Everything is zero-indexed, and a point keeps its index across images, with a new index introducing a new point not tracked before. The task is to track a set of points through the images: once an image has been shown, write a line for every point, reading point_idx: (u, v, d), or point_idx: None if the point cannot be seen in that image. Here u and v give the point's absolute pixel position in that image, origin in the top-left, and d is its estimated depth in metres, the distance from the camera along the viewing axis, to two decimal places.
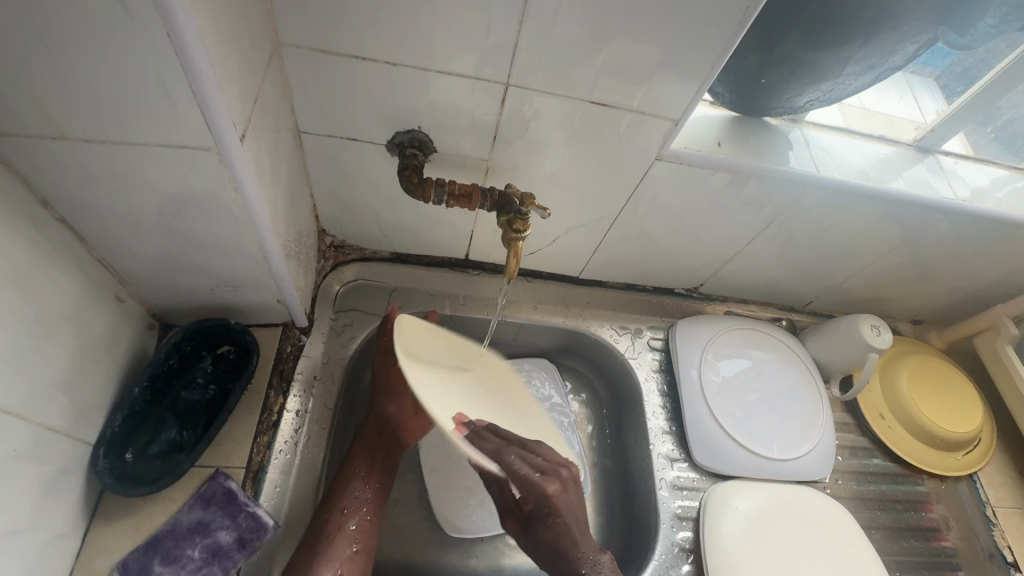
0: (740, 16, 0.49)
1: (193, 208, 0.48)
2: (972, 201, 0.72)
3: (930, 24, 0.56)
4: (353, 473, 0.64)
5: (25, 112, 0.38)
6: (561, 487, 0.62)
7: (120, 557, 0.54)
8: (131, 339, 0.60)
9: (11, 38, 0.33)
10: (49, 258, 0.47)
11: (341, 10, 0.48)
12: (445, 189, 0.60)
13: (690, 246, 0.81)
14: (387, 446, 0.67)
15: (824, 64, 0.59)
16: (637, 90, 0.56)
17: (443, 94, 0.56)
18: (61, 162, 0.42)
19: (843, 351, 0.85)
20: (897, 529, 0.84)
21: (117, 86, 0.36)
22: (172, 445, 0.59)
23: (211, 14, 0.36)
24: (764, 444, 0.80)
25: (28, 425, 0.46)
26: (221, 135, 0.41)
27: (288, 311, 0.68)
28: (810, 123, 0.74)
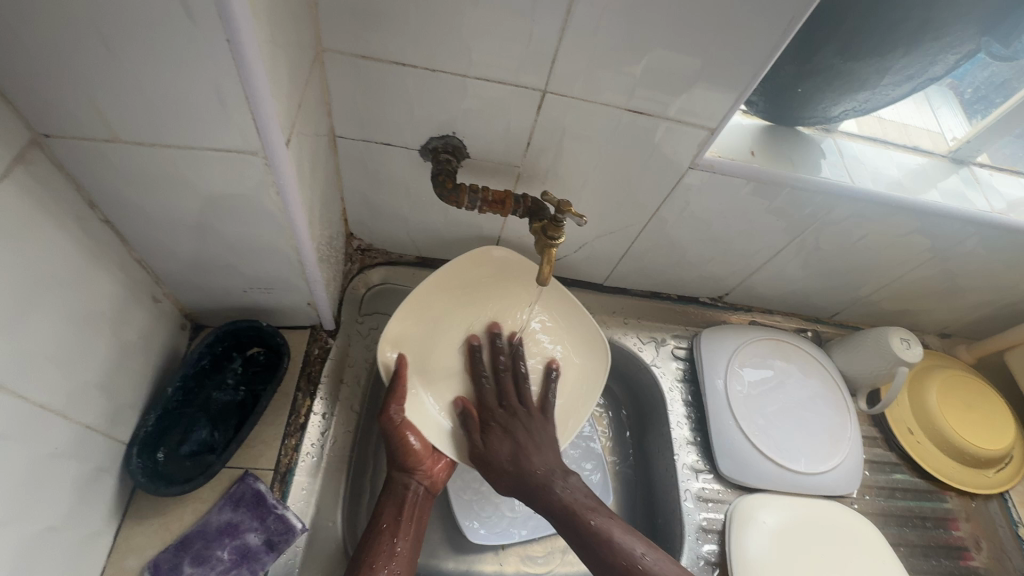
0: (784, 27, 0.49)
1: (235, 210, 0.48)
2: (1007, 213, 0.71)
3: (974, 34, 0.56)
4: (380, 529, 0.61)
5: (81, 114, 0.38)
6: (512, 406, 0.69)
7: (151, 556, 0.55)
8: (164, 339, 0.60)
9: (76, 43, 0.33)
10: (94, 258, 0.47)
11: (385, 16, 0.49)
12: (478, 196, 0.60)
13: (718, 255, 0.80)
14: (416, 498, 0.64)
15: (864, 74, 0.59)
16: (675, 98, 0.55)
17: (480, 99, 0.56)
18: (111, 164, 0.43)
19: (871, 363, 0.83)
20: (925, 547, 0.82)
21: (172, 89, 0.37)
22: (203, 445, 0.60)
23: (267, 19, 0.36)
24: (791, 457, 0.79)
25: (68, 424, 0.47)
26: (270, 141, 0.41)
27: (317, 314, 0.68)
28: (843, 133, 0.73)
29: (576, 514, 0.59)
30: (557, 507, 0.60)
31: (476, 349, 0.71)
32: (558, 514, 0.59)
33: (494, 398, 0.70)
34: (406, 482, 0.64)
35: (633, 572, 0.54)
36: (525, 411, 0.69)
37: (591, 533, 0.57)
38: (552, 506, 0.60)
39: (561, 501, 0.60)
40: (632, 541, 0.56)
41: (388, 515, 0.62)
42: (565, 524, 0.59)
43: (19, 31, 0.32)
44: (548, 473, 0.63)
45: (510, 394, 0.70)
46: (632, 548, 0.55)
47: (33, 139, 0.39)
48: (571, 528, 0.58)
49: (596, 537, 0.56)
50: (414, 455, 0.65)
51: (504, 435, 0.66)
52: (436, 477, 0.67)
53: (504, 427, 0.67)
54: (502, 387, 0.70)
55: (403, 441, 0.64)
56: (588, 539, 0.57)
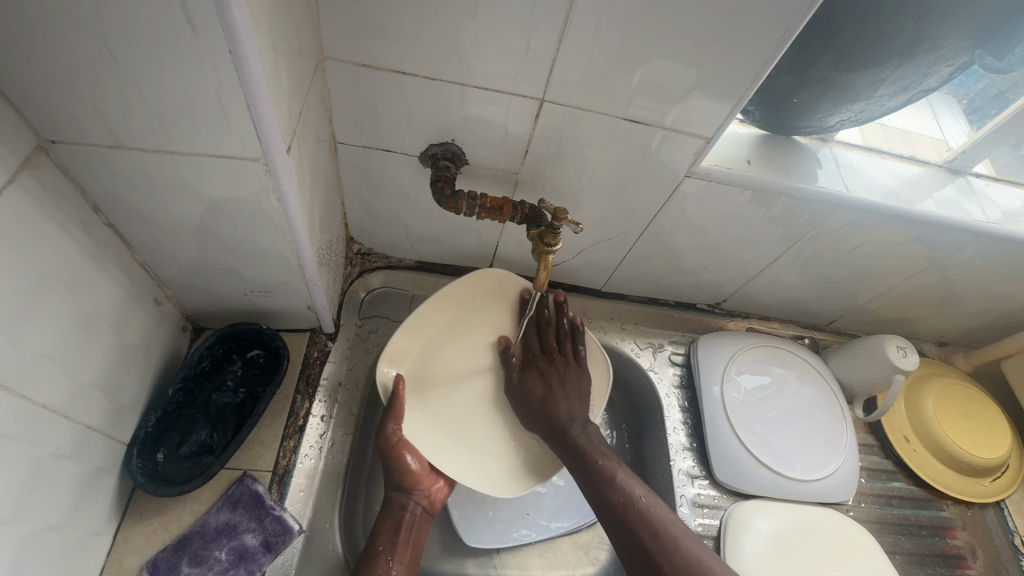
0: (779, 38, 0.50)
1: (236, 215, 0.49)
2: (1002, 223, 0.71)
3: (967, 46, 0.56)
4: (376, 550, 0.61)
5: (86, 121, 0.39)
6: (553, 355, 0.72)
7: (149, 556, 0.55)
8: (166, 341, 0.61)
9: (82, 53, 0.34)
10: (97, 261, 0.48)
11: (385, 26, 0.50)
12: (476, 202, 0.61)
13: (715, 262, 0.81)
14: (413, 519, 0.64)
15: (858, 85, 0.59)
16: (671, 107, 0.56)
17: (479, 107, 0.57)
18: (116, 170, 0.43)
19: (867, 371, 0.84)
20: (921, 555, 0.82)
21: (176, 98, 0.38)
22: (203, 446, 0.60)
23: (268, 29, 0.37)
24: (787, 464, 0.79)
25: (70, 424, 0.47)
26: (271, 148, 0.42)
27: (317, 318, 0.69)
28: (840, 142, 0.73)
29: (590, 453, 0.64)
30: (573, 444, 0.65)
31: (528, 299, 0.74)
32: (573, 451, 0.65)
33: (537, 343, 0.73)
34: (404, 502, 0.65)
35: (629, 509, 0.59)
36: (565, 358, 0.72)
37: (600, 473, 0.62)
38: (568, 443, 0.65)
39: (578, 440, 0.65)
40: (635, 486, 0.61)
41: (386, 537, 0.62)
42: (580, 460, 0.64)
43: (28, 41, 0.33)
44: (573, 413, 0.68)
45: (551, 342, 0.73)
46: (633, 492, 0.60)
47: (40, 146, 0.40)
48: (581, 463, 0.63)
49: (604, 476, 0.62)
50: (412, 474, 0.65)
51: (540, 376, 0.71)
52: (435, 496, 0.67)
53: (541, 371, 0.71)
54: (545, 337, 0.74)
55: (402, 461, 0.65)
56: (594, 477, 0.62)
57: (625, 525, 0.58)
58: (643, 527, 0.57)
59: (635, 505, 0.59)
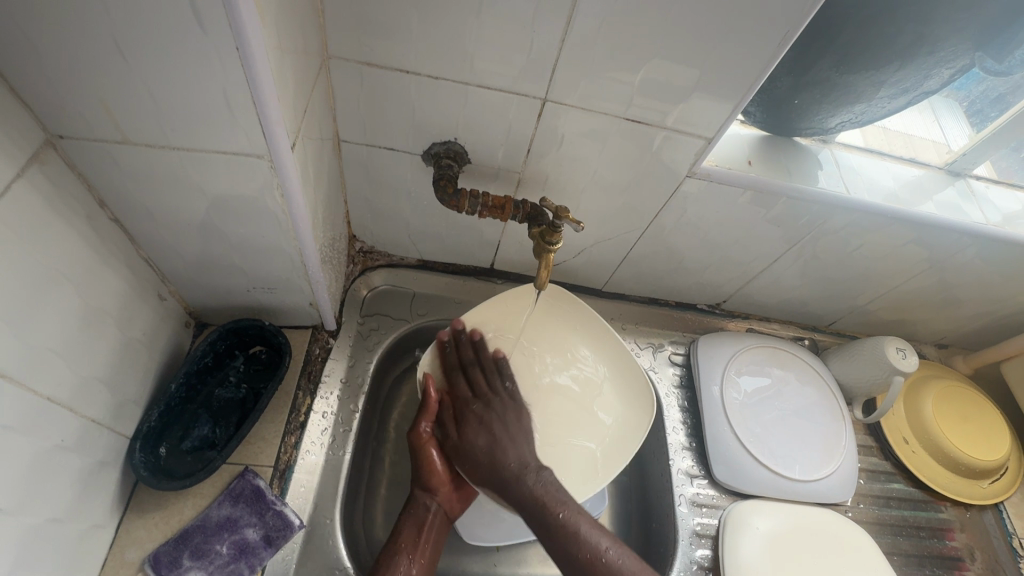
0: (779, 39, 0.50)
1: (240, 212, 0.50)
2: (1002, 225, 0.72)
3: (967, 49, 0.57)
4: (397, 547, 0.62)
5: (94, 117, 0.40)
6: (486, 396, 0.71)
7: (152, 549, 0.56)
8: (169, 336, 0.61)
9: (90, 49, 0.35)
10: (102, 255, 0.49)
11: (389, 25, 0.50)
12: (479, 200, 0.61)
13: (715, 262, 0.81)
14: (433, 521, 0.66)
15: (859, 86, 0.60)
16: (672, 108, 0.57)
17: (482, 106, 0.58)
18: (122, 165, 0.44)
19: (866, 372, 0.84)
20: (920, 556, 0.82)
21: (182, 94, 0.38)
22: (204, 441, 0.60)
23: (274, 27, 0.37)
24: (786, 464, 0.79)
25: (74, 417, 0.48)
26: (276, 145, 0.42)
27: (319, 314, 0.69)
28: (840, 144, 0.74)
29: (545, 506, 0.62)
30: (526, 503, 0.63)
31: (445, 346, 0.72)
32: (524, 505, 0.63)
33: (467, 388, 0.71)
34: (427, 503, 0.67)
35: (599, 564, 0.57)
36: (499, 399, 0.71)
37: (555, 527, 0.60)
38: (519, 499, 0.63)
39: (533, 492, 0.63)
40: (599, 536, 0.60)
41: (408, 534, 0.64)
42: (534, 522, 0.62)
43: (39, 38, 0.34)
44: (518, 462, 0.66)
45: (480, 386, 0.71)
46: (597, 545, 0.59)
47: (48, 141, 0.41)
48: (536, 519, 0.62)
49: (561, 531, 0.60)
50: (436, 474, 0.68)
51: (480, 426, 0.69)
52: (457, 501, 0.69)
53: (479, 419, 0.69)
54: (471, 379, 0.72)
55: (426, 456, 0.69)
56: (555, 531, 0.60)
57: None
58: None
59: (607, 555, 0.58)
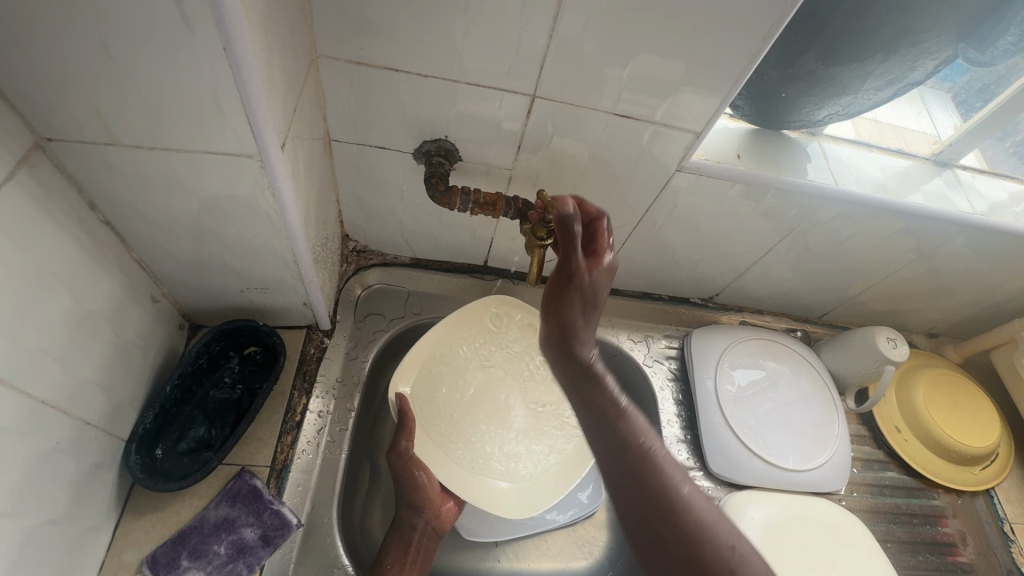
0: (765, 33, 0.50)
1: (230, 212, 0.50)
2: (989, 215, 0.73)
3: (950, 40, 0.57)
4: (385, 567, 0.62)
5: (83, 118, 0.40)
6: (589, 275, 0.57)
7: (149, 551, 0.56)
8: (162, 338, 0.61)
9: (74, 49, 0.35)
10: (94, 258, 0.49)
11: (376, 23, 0.50)
12: (470, 197, 0.62)
13: (706, 256, 0.82)
14: (421, 540, 0.66)
15: (845, 79, 0.60)
16: (660, 102, 0.57)
17: (471, 104, 0.58)
18: (111, 167, 0.44)
19: (859, 363, 0.84)
20: (913, 543, 0.83)
21: (170, 94, 0.38)
22: (201, 443, 0.61)
23: (261, 26, 0.38)
24: (780, 455, 0.80)
25: (69, 419, 0.48)
26: (265, 147, 0.43)
27: (313, 314, 0.69)
28: (828, 135, 0.74)
29: (630, 422, 0.53)
30: (613, 429, 0.52)
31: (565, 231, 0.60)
32: (587, 379, 0.54)
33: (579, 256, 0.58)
34: (413, 521, 0.67)
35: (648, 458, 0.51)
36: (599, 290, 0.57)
37: (638, 452, 0.51)
38: (597, 400, 0.54)
39: (626, 416, 0.53)
40: (655, 441, 0.52)
41: (395, 555, 0.64)
42: (623, 448, 0.51)
43: (24, 38, 0.34)
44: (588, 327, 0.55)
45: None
46: (650, 444, 0.52)
47: (36, 143, 0.41)
48: (614, 436, 0.52)
49: (642, 457, 0.51)
50: (424, 493, 0.68)
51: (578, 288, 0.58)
52: (443, 518, 0.69)
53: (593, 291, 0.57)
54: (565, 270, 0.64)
55: (413, 477, 0.67)
56: (610, 411, 0.53)
57: (642, 476, 0.50)
58: (658, 482, 0.50)
59: (657, 453, 0.51)
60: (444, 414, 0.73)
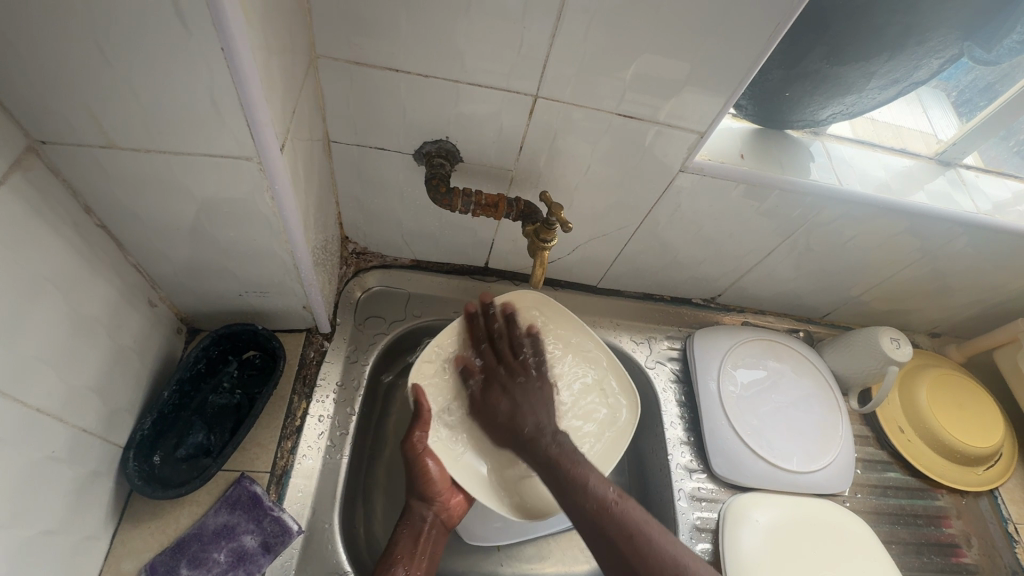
0: (771, 32, 0.50)
1: (229, 215, 0.49)
2: (993, 214, 0.72)
3: (956, 39, 0.57)
4: (395, 559, 0.61)
5: (78, 120, 0.39)
6: (511, 364, 0.69)
7: (147, 559, 0.55)
8: (160, 343, 0.61)
9: (68, 50, 0.34)
10: (90, 263, 0.48)
11: (376, 23, 0.49)
12: (472, 199, 0.61)
13: (709, 256, 0.81)
14: (430, 531, 0.65)
15: (850, 79, 0.60)
16: (664, 102, 0.56)
17: (473, 105, 0.57)
18: (107, 170, 0.43)
19: (862, 363, 0.84)
20: (917, 543, 0.83)
21: (167, 96, 0.38)
22: (199, 449, 0.60)
23: (260, 26, 0.37)
24: (783, 457, 0.79)
25: (66, 427, 0.47)
26: (265, 149, 0.42)
27: (313, 318, 0.68)
28: (831, 135, 0.74)
29: (583, 483, 0.59)
30: (564, 477, 0.60)
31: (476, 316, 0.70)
32: (552, 475, 0.60)
33: (494, 356, 0.70)
34: (423, 512, 0.65)
35: (602, 512, 0.56)
36: (523, 369, 0.69)
37: (593, 509, 0.57)
38: (554, 470, 0.61)
39: (575, 477, 0.59)
40: (606, 488, 0.59)
41: (404, 546, 0.63)
42: (579, 511, 0.57)
43: (16, 39, 0.33)
44: (547, 436, 0.64)
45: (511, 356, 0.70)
46: (597, 485, 0.59)
47: (30, 146, 0.40)
48: (573, 503, 0.58)
49: (598, 513, 0.56)
50: (434, 485, 0.66)
51: (503, 393, 0.67)
52: (453, 511, 0.67)
53: (503, 385, 0.68)
54: (501, 349, 0.70)
55: (423, 468, 0.66)
56: (563, 483, 0.59)
57: (597, 523, 0.56)
58: (597, 500, 0.57)
59: (613, 503, 0.57)
60: (459, 407, 0.71)
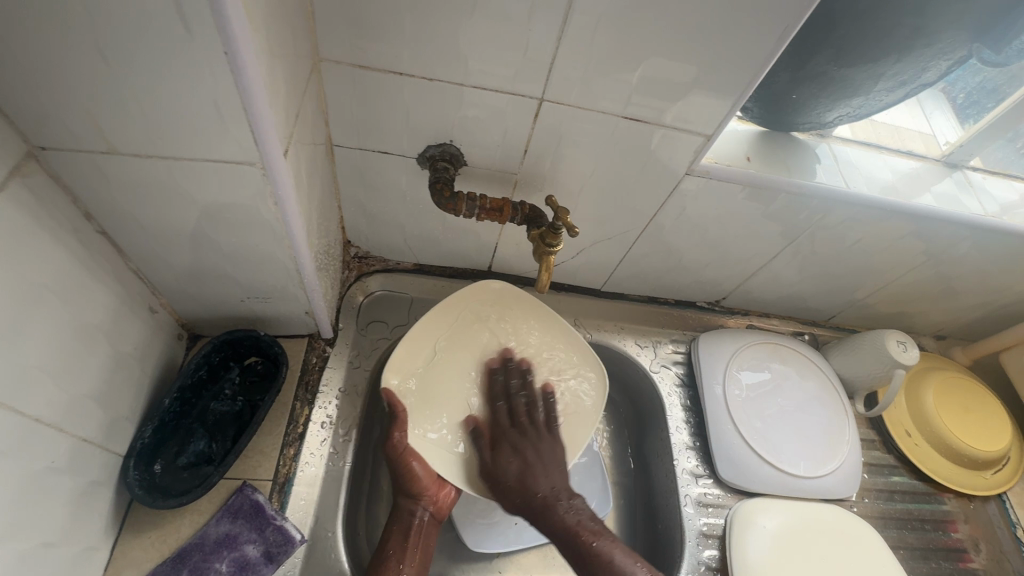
0: (779, 35, 0.49)
1: (231, 220, 0.48)
2: (1000, 216, 0.72)
3: (965, 40, 0.56)
4: (387, 556, 0.61)
5: (78, 126, 0.38)
6: (523, 424, 0.67)
7: (148, 569, 0.54)
8: (161, 349, 0.60)
9: (67, 54, 0.33)
10: (90, 270, 0.47)
11: (379, 25, 0.49)
12: (476, 203, 0.60)
13: (714, 259, 0.81)
14: (421, 526, 0.65)
15: (857, 81, 0.59)
16: (671, 105, 0.56)
17: (478, 108, 0.57)
18: (107, 175, 0.42)
19: (868, 367, 0.83)
20: (925, 549, 0.82)
21: (168, 101, 0.37)
22: (201, 457, 0.59)
23: (263, 29, 0.36)
24: (790, 462, 0.79)
25: (66, 437, 0.46)
26: (267, 153, 0.41)
27: (315, 323, 0.68)
28: (836, 138, 0.73)
29: (614, 565, 0.59)
30: (589, 553, 0.60)
31: (494, 373, 0.70)
32: (574, 552, 0.60)
33: (506, 416, 0.68)
34: (412, 508, 0.65)
35: None
36: (536, 429, 0.67)
37: None
38: (577, 548, 0.60)
39: (598, 554, 0.60)
40: (634, 566, 0.59)
41: (395, 542, 0.63)
42: None
43: (15, 43, 0.32)
44: (571, 505, 0.64)
45: (523, 416, 0.68)
46: (628, 564, 0.59)
47: (29, 152, 0.39)
48: None
49: None
50: (420, 482, 0.64)
51: (514, 454, 0.65)
52: (442, 502, 0.67)
53: (515, 446, 0.65)
54: (515, 407, 0.68)
55: (408, 468, 0.63)
56: (590, 561, 0.59)
57: None
58: None
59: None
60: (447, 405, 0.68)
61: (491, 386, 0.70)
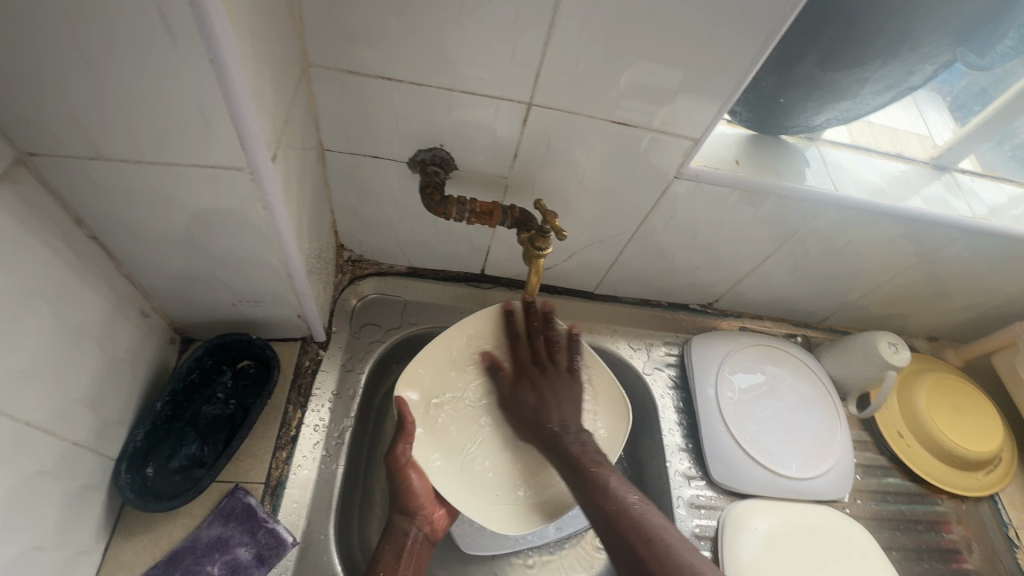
0: (764, 38, 0.50)
1: (221, 225, 0.49)
2: (989, 218, 0.72)
3: (950, 43, 0.57)
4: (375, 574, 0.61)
5: (67, 132, 0.39)
6: (544, 363, 0.70)
7: (139, 573, 0.54)
8: (153, 353, 0.60)
9: (55, 62, 0.34)
10: (80, 275, 0.48)
11: (368, 32, 0.49)
12: (466, 207, 0.61)
13: (706, 261, 0.81)
14: (413, 546, 0.64)
15: (844, 84, 0.60)
16: (659, 108, 0.56)
17: (466, 113, 0.57)
18: (97, 181, 0.43)
19: (860, 368, 0.84)
20: (917, 550, 0.82)
21: (156, 107, 0.37)
22: (193, 460, 0.59)
23: (248, 36, 0.37)
24: (782, 463, 0.79)
25: (56, 440, 0.47)
26: (255, 158, 0.42)
27: (307, 326, 0.68)
28: (826, 141, 0.74)
29: (606, 488, 0.57)
30: (586, 475, 0.59)
31: (511, 315, 0.71)
32: (572, 472, 0.60)
33: (528, 355, 0.71)
34: (406, 527, 0.65)
35: (621, 515, 0.54)
36: (557, 368, 0.70)
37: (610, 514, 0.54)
38: (575, 467, 0.60)
39: (597, 478, 0.58)
40: (627, 491, 0.56)
41: (386, 561, 0.62)
42: (600, 516, 0.55)
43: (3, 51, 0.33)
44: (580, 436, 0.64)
45: (546, 355, 0.70)
46: (617, 487, 0.56)
47: (18, 158, 0.40)
48: (595, 504, 0.56)
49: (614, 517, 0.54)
50: (415, 498, 0.65)
51: (533, 389, 0.69)
52: (436, 523, 0.67)
53: (533, 381, 0.69)
54: (538, 346, 0.71)
55: (404, 480, 0.65)
56: (588, 484, 0.58)
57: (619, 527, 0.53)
58: (614, 503, 0.55)
59: (635, 505, 0.54)
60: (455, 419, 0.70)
61: (518, 326, 0.72)
